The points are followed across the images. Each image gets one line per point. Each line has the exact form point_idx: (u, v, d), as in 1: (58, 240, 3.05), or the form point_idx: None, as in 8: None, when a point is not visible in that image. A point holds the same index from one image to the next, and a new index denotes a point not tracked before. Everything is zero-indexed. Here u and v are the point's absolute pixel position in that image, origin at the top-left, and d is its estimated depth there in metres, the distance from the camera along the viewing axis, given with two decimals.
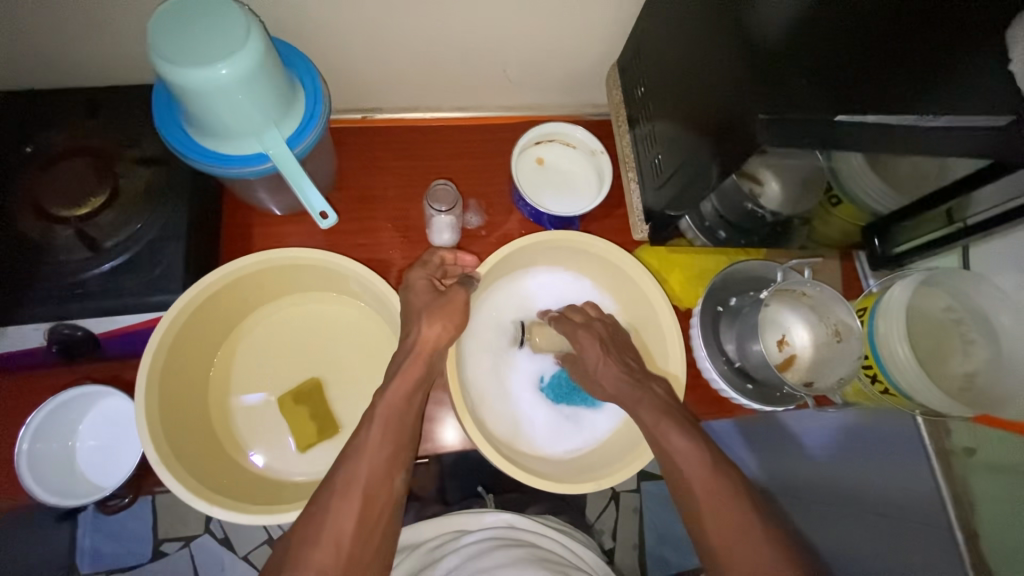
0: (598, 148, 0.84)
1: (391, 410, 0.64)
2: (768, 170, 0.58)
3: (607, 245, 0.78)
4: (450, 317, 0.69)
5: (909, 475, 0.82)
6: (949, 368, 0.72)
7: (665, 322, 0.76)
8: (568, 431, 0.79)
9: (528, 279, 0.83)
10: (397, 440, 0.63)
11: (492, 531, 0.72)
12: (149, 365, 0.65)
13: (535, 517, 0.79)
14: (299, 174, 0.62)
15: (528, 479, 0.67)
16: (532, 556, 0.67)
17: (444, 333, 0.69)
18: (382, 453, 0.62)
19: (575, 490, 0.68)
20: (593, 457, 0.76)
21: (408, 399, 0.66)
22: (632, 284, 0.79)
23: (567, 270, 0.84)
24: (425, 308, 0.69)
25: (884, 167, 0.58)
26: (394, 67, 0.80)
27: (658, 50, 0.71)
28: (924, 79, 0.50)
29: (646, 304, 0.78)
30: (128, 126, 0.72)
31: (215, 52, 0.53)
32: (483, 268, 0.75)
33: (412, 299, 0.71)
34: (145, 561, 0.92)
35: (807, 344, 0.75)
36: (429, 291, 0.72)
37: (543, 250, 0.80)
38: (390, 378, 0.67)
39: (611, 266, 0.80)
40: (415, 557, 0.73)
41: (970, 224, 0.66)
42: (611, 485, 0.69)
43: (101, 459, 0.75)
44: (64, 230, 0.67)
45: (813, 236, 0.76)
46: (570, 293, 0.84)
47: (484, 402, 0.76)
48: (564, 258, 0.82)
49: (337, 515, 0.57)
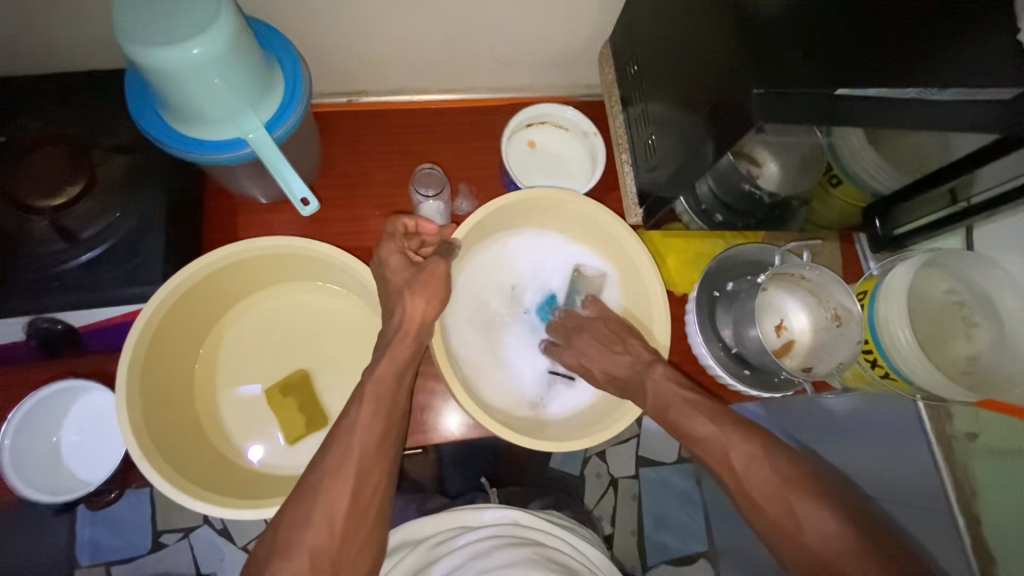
0: (592, 130, 0.82)
1: (381, 391, 0.62)
2: (766, 150, 0.56)
3: (592, 201, 0.75)
4: (432, 291, 0.67)
5: (912, 460, 0.86)
6: (952, 351, 0.70)
7: (655, 294, 0.74)
8: (559, 391, 0.77)
9: (514, 248, 0.80)
10: (389, 421, 0.61)
11: (498, 529, 0.71)
12: (130, 359, 0.64)
13: (540, 513, 0.78)
14: (278, 160, 0.60)
15: (529, 445, 0.66)
16: (537, 556, 0.65)
17: (427, 311, 0.67)
18: (372, 437, 0.60)
19: (571, 447, 0.66)
20: (597, 409, 0.75)
21: (398, 383, 0.64)
22: (625, 253, 0.77)
23: (554, 234, 0.81)
24: (405, 285, 0.67)
25: (883, 144, 0.56)
26: (378, 48, 0.77)
27: (650, 26, 0.68)
28: (934, 47, 0.48)
29: (638, 277, 0.76)
30: (103, 113, 0.69)
31: (183, 30, 0.51)
32: (460, 233, 0.72)
33: (388, 278, 0.68)
34: (143, 553, 0.96)
35: (806, 330, 0.73)
36: (404, 266, 0.69)
37: (523, 211, 0.77)
38: (375, 362, 0.64)
39: (598, 224, 0.77)
40: (416, 554, 0.71)
41: (974, 204, 0.64)
42: (609, 437, 0.68)
43: (84, 454, 0.75)
44: (39, 221, 0.65)
45: (812, 217, 0.74)
46: (558, 257, 0.81)
47: (472, 373, 0.74)
48: (548, 218, 0.79)
49: (327, 496, 0.56)
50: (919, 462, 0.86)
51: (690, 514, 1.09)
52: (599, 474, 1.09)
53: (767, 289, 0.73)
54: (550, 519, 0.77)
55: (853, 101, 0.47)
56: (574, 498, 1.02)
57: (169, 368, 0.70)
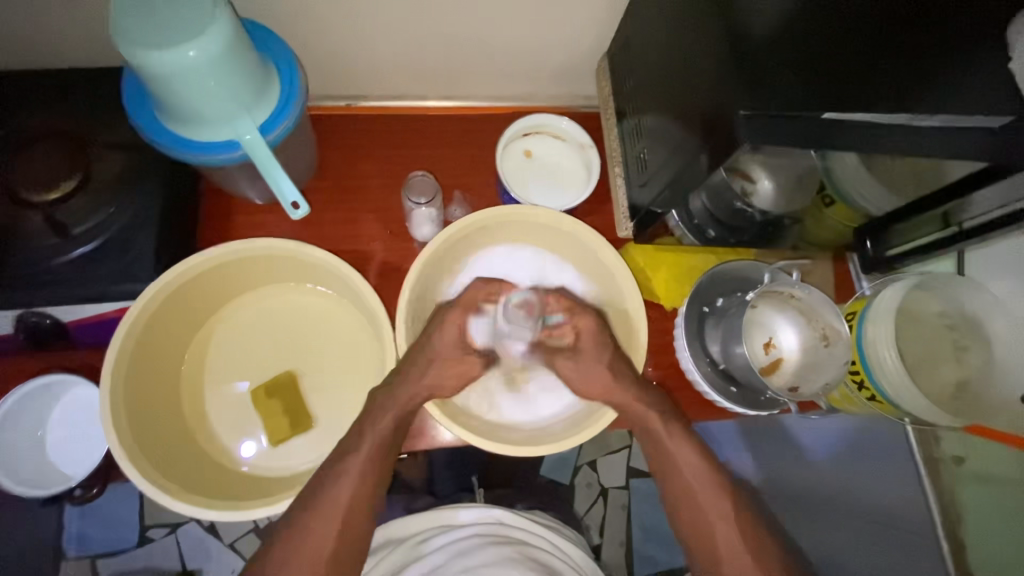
0: (587, 142, 0.83)
1: (379, 432, 0.63)
2: (760, 168, 0.56)
3: (563, 215, 0.75)
4: (458, 375, 0.68)
5: (899, 482, 0.88)
6: (941, 375, 0.69)
7: (633, 307, 0.73)
8: (521, 407, 0.76)
9: (498, 262, 0.80)
10: (383, 461, 0.63)
11: (481, 528, 0.71)
12: (114, 361, 0.64)
13: (525, 512, 0.77)
14: (272, 164, 0.61)
15: (502, 450, 0.67)
16: (519, 555, 0.66)
17: (443, 387, 0.67)
18: (369, 476, 0.61)
19: (533, 452, 0.67)
20: (560, 422, 0.74)
21: (395, 424, 0.65)
22: (604, 267, 0.76)
23: (537, 248, 0.81)
24: (441, 358, 0.67)
25: (877, 169, 0.56)
26: (377, 54, 0.78)
27: (647, 42, 0.69)
28: (925, 71, 0.48)
29: (617, 291, 0.76)
30: (100, 110, 0.70)
31: (179, 34, 0.51)
32: (430, 247, 0.71)
33: (435, 348, 0.66)
34: (130, 547, 0.97)
35: (794, 348, 0.72)
36: (454, 344, 0.68)
37: (502, 226, 0.77)
38: (379, 399, 0.65)
39: (576, 238, 0.76)
40: (398, 552, 0.71)
41: (966, 227, 0.65)
42: (572, 445, 0.68)
43: (72, 448, 0.76)
44: (32, 215, 0.65)
45: (805, 236, 0.74)
46: (543, 270, 0.81)
47: None
48: (529, 234, 0.79)
49: (318, 525, 0.58)
50: (906, 484, 0.88)
51: None
52: (589, 483, 1.10)
53: (757, 306, 0.73)
54: (535, 517, 0.76)
55: (843, 126, 0.47)
56: (564, 506, 1.01)
57: (154, 368, 0.71)
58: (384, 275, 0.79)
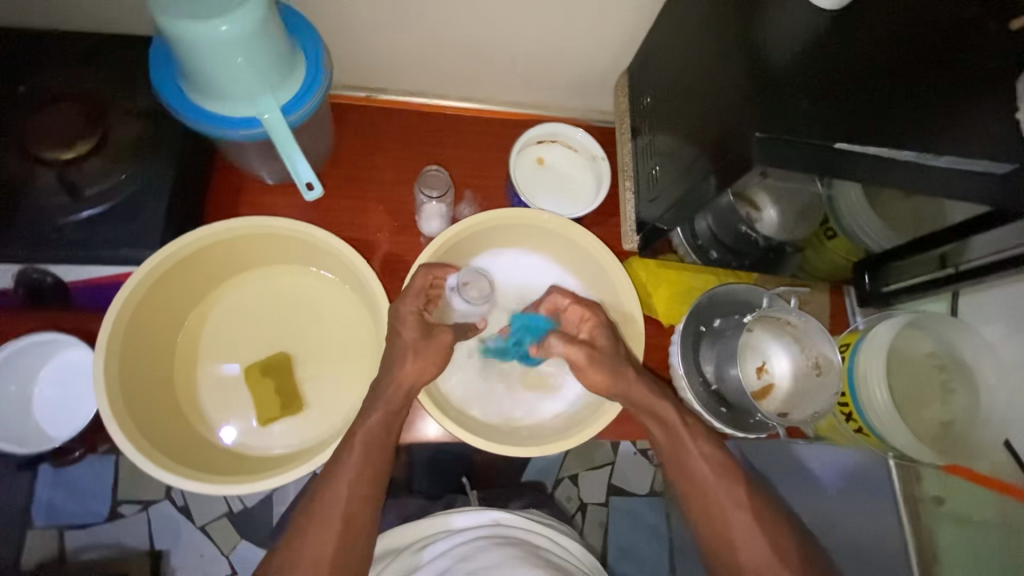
0: (599, 153, 0.84)
1: (371, 436, 0.62)
2: (768, 195, 0.57)
3: (572, 223, 0.76)
4: (432, 359, 0.65)
5: (876, 519, 0.89)
6: (926, 414, 0.70)
7: (633, 322, 0.74)
8: (512, 410, 0.76)
9: (501, 264, 0.80)
10: (378, 466, 0.62)
11: (482, 531, 0.70)
12: (111, 325, 0.64)
13: (522, 512, 0.77)
14: (290, 144, 0.62)
15: (482, 444, 0.67)
16: (524, 557, 0.65)
17: (423, 374, 0.65)
18: (362, 481, 0.60)
19: (517, 452, 0.67)
20: (550, 430, 0.74)
21: (386, 427, 0.63)
22: (608, 279, 0.77)
23: (543, 255, 0.82)
24: (411, 347, 0.65)
25: (882, 207, 0.58)
26: (402, 50, 0.79)
27: (668, 60, 0.70)
28: (935, 113, 0.49)
29: (617, 303, 0.77)
30: (121, 76, 0.70)
31: (215, 8, 0.52)
32: (429, 250, 0.72)
33: (401, 333, 0.66)
34: (100, 521, 0.95)
35: (785, 375, 0.73)
36: (419, 327, 0.67)
37: (508, 229, 0.78)
38: (376, 393, 0.64)
39: (583, 248, 0.77)
40: (399, 564, 0.70)
41: (961, 270, 0.66)
42: (558, 450, 0.68)
43: (56, 409, 0.76)
44: (45, 172, 0.65)
45: (805, 266, 0.75)
46: (546, 276, 0.81)
47: (448, 378, 0.75)
48: (537, 240, 0.80)
49: (314, 542, 0.57)
50: (886, 521, 0.89)
51: (654, 548, 1.09)
52: (569, 497, 1.08)
53: (752, 330, 0.74)
54: (532, 515, 0.76)
55: (853, 157, 0.48)
56: None
57: (151, 337, 0.71)
58: (386, 267, 0.80)
